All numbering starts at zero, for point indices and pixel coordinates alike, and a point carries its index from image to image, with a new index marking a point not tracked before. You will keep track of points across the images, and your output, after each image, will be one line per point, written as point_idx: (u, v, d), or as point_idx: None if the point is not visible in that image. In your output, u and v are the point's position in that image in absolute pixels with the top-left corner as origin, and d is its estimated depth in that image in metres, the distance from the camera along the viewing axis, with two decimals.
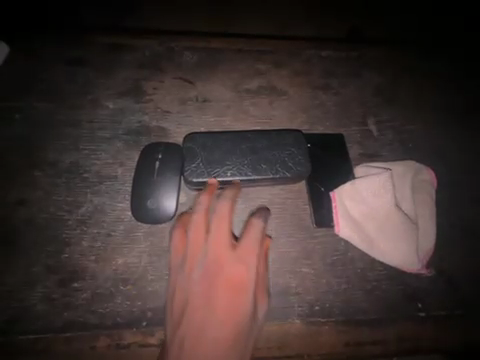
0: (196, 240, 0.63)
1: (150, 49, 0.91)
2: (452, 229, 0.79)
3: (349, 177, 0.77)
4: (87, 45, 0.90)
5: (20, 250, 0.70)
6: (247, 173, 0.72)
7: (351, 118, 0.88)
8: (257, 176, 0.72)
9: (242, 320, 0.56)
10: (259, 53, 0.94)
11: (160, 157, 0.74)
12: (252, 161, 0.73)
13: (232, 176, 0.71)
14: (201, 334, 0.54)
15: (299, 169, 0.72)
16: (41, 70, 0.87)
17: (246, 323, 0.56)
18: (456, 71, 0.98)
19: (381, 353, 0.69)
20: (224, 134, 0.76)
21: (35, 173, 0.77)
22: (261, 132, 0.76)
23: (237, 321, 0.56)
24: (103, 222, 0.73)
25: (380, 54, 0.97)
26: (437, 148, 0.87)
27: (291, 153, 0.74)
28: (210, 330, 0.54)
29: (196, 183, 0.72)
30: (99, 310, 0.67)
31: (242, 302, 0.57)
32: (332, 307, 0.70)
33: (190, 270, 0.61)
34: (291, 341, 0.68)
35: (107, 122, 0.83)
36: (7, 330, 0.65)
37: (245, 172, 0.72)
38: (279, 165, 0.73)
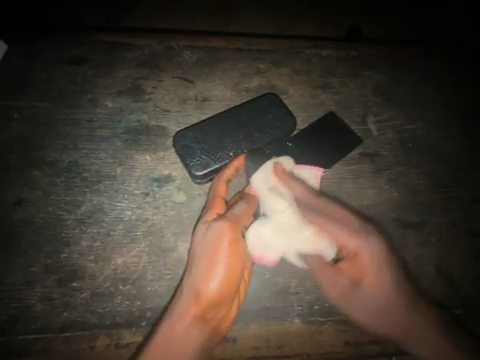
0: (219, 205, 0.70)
1: (150, 50, 0.91)
2: (453, 229, 0.79)
3: (335, 150, 0.82)
4: (86, 45, 0.90)
5: (19, 250, 0.70)
6: (246, 146, 0.78)
7: (351, 118, 0.88)
8: (256, 144, 0.79)
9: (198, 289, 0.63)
10: (260, 52, 0.93)
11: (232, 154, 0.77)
12: (244, 135, 0.79)
13: (236, 153, 0.78)
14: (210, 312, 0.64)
15: (288, 126, 0.81)
16: (40, 69, 0.86)
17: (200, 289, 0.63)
18: (457, 71, 0.98)
19: (381, 353, 0.69)
20: (208, 120, 0.81)
21: (34, 173, 0.76)
22: (238, 107, 0.82)
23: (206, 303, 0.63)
24: (103, 222, 0.73)
25: (380, 54, 0.97)
26: (438, 148, 0.87)
27: (274, 114, 0.81)
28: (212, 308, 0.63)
29: (206, 173, 0.76)
30: (98, 310, 0.67)
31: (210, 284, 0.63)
32: (331, 307, 0.70)
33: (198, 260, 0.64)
34: (291, 340, 0.68)
35: (105, 121, 0.82)
36: (6, 330, 0.65)
37: (244, 147, 0.78)
38: (268, 128, 0.80)
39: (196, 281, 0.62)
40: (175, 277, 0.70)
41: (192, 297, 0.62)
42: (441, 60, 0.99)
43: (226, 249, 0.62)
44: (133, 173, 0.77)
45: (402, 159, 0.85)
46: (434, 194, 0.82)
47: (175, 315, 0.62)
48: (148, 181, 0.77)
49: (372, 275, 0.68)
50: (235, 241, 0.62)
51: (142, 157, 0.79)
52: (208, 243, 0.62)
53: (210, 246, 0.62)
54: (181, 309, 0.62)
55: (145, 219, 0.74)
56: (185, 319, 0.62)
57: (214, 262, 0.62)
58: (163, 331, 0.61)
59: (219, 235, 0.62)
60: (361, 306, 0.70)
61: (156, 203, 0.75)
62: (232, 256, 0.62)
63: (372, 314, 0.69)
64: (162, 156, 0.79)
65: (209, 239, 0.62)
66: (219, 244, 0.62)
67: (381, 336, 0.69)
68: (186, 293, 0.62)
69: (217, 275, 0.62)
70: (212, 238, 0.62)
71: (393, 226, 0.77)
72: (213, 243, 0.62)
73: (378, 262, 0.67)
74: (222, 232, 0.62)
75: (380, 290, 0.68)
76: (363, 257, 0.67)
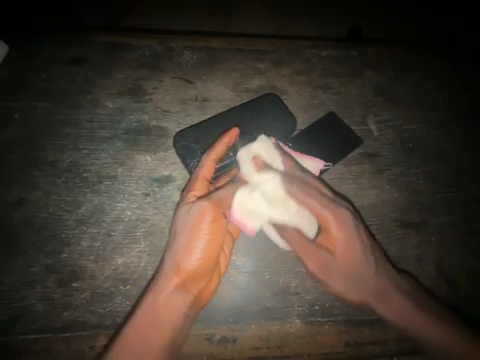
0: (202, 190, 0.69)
1: (150, 50, 0.91)
2: (453, 229, 0.79)
3: (335, 150, 0.82)
4: (86, 45, 0.90)
5: (19, 250, 0.70)
6: None
7: (351, 118, 0.88)
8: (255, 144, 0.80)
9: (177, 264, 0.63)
10: (259, 53, 0.94)
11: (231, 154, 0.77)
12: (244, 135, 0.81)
13: (234, 156, 0.77)
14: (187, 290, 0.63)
15: (287, 127, 0.82)
16: (40, 70, 0.86)
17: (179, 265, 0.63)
18: (457, 71, 0.98)
19: (381, 353, 0.69)
20: (208, 120, 0.82)
21: (34, 173, 0.77)
22: (238, 107, 0.83)
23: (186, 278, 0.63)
24: (103, 222, 0.73)
25: (380, 54, 0.97)
26: (438, 148, 0.87)
27: (273, 114, 0.82)
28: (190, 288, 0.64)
29: None
30: (98, 310, 0.67)
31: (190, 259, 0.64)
32: (331, 307, 0.70)
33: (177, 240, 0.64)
34: (291, 341, 0.68)
35: (106, 121, 0.83)
36: (7, 330, 0.65)
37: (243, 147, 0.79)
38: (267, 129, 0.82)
39: (177, 255, 0.63)
40: None
41: (174, 271, 0.63)
42: (441, 60, 0.99)
43: (206, 226, 0.64)
44: (133, 173, 0.78)
45: (402, 159, 0.84)
46: (434, 194, 0.82)
47: (158, 289, 0.61)
48: (148, 182, 0.77)
49: (343, 250, 0.67)
50: (218, 220, 0.65)
51: (142, 158, 0.79)
52: (189, 220, 0.64)
53: (192, 222, 0.64)
54: (164, 283, 0.62)
55: (145, 220, 0.74)
56: (169, 293, 0.62)
57: (195, 237, 0.64)
58: (146, 305, 0.60)
59: (201, 213, 0.64)
60: (338, 281, 0.68)
61: (156, 203, 0.75)
62: (212, 232, 0.64)
63: (347, 289, 0.68)
64: (162, 156, 0.79)
65: (191, 218, 0.64)
66: (201, 222, 0.64)
67: (380, 336, 0.69)
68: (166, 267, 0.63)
69: (197, 249, 0.64)
70: (195, 216, 0.64)
71: (393, 226, 0.77)
72: (195, 220, 0.64)
73: (355, 245, 0.67)
74: (203, 211, 0.64)
75: (355, 262, 0.67)
76: (335, 231, 0.66)
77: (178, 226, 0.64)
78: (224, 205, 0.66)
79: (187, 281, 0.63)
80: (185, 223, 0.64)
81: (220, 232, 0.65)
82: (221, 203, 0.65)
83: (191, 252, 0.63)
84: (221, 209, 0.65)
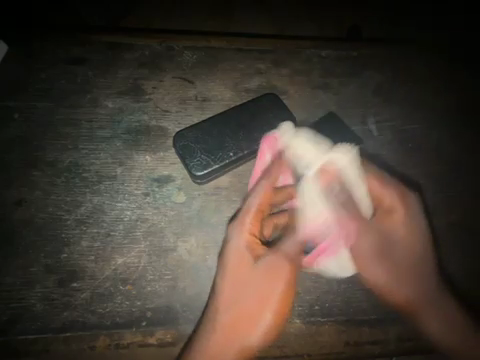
0: (255, 225, 0.67)
1: (150, 51, 0.91)
2: (453, 228, 0.79)
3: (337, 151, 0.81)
4: (86, 45, 0.90)
5: (19, 250, 0.70)
6: (245, 149, 0.78)
7: (351, 118, 0.88)
8: (256, 145, 0.78)
9: (238, 322, 0.64)
10: (259, 53, 0.94)
11: (232, 155, 0.77)
12: (245, 136, 0.79)
13: (235, 155, 0.78)
14: (241, 345, 0.64)
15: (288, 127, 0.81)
16: (40, 70, 0.86)
17: (242, 321, 0.64)
18: (456, 71, 0.99)
19: (382, 353, 0.69)
20: (208, 120, 0.81)
21: (34, 173, 0.76)
22: (239, 107, 0.82)
23: (242, 335, 0.64)
24: (103, 222, 0.73)
25: (380, 54, 0.97)
26: (438, 148, 0.87)
27: (274, 114, 0.81)
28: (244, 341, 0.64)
29: (206, 174, 0.76)
30: (98, 310, 0.67)
31: (254, 316, 0.64)
32: (331, 307, 0.70)
33: (246, 296, 0.64)
34: (291, 340, 0.68)
35: (106, 121, 0.82)
36: (7, 330, 0.65)
37: (244, 148, 0.78)
38: (269, 129, 0.80)
39: (233, 314, 0.64)
40: (175, 277, 0.70)
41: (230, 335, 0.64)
42: (440, 61, 0.99)
43: (276, 288, 0.64)
44: (133, 173, 0.77)
45: (402, 159, 0.85)
46: (434, 194, 0.82)
47: (208, 346, 0.63)
48: (148, 182, 0.77)
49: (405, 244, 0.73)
50: (287, 283, 0.64)
51: (142, 158, 0.79)
52: (258, 274, 0.64)
53: (262, 278, 0.64)
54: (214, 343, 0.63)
55: (145, 220, 0.74)
56: (218, 353, 0.63)
57: (259, 298, 0.64)
58: (197, 355, 0.62)
59: (272, 271, 0.64)
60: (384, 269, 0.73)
61: (155, 203, 0.75)
62: (281, 294, 0.64)
63: (394, 276, 0.73)
64: (162, 156, 0.79)
65: (257, 275, 0.64)
66: (270, 284, 0.64)
67: (381, 336, 0.69)
68: (219, 323, 0.64)
69: (260, 316, 0.64)
70: (263, 272, 0.64)
71: None
72: (262, 278, 0.64)
73: (417, 228, 0.73)
74: (277, 267, 0.64)
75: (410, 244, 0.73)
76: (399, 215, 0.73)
77: (239, 280, 0.65)
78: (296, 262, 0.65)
79: (236, 344, 0.64)
80: (250, 277, 0.64)
81: (285, 299, 0.65)
82: (293, 257, 0.65)
83: (250, 318, 0.64)
84: (293, 267, 0.65)
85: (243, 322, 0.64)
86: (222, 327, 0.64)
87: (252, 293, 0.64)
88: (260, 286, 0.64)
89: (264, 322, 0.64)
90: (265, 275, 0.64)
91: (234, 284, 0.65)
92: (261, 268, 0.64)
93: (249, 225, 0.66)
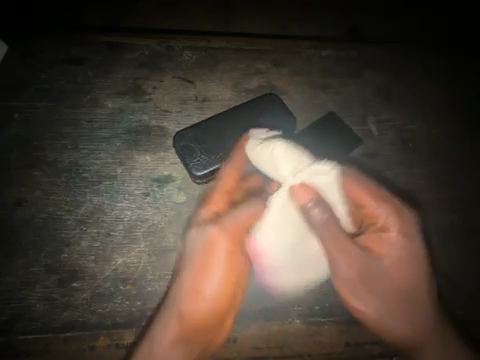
0: (219, 206, 0.68)
1: (150, 51, 0.91)
2: (454, 228, 0.79)
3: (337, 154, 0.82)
4: (86, 45, 0.90)
5: (19, 250, 0.70)
6: None
7: (351, 119, 0.88)
8: None
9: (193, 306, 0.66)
10: (259, 53, 0.94)
11: None
12: (245, 136, 0.79)
13: None
14: (195, 319, 0.66)
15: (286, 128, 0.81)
16: (40, 70, 0.86)
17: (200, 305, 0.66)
18: (456, 71, 0.98)
19: (382, 353, 0.69)
20: (208, 121, 0.81)
21: (35, 173, 0.76)
22: (239, 107, 0.83)
23: (193, 319, 0.66)
24: (103, 222, 0.73)
25: (380, 54, 0.97)
26: (438, 148, 0.87)
27: (274, 115, 0.82)
28: (204, 319, 0.66)
29: (206, 174, 0.76)
30: (99, 310, 0.67)
31: (202, 296, 0.66)
32: (331, 307, 0.70)
33: (195, 276, 0.65)
34: (290, 340, 0.68)
35: (106, 121, 0.82)
36: (7, 330, 0.65)
37: None
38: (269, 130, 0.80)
39: (181, 297, 0.65)
40: None
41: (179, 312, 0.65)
42: (440, 61, 0.99)
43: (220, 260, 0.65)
44: (133, 173, 0.77)
45: (403, 159, 0.85)
46: (434, 194, 0.82)
47: (145, 349, 0.64)
48: (148, 182, 0.77)
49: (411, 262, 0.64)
50: (231, 255, 0.64)
51: (142, 158, 0.79)
52: (198, 249, 0.65)
53: (202, 252, 0.65)
54: (160, 331, 0.64)
55: (145, 220, 0.74)
56: (164, 337, 0.65)
57: (207, 270, 0.65)
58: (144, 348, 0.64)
59: (210, 245, 0.64)
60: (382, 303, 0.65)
61: (156, 203, 0.75)
62: (230, 269, 0.65)
63: (385, 311, 0.65)
64: (162, 156, 0.79)
65: (200, 251, 0.65)
66: (211, 256, 0.65)
67: (382, 337, 0.69)
68: (169, 312, 0.65)
69: (206, 294, 0.66)
70: (200, 247, 0.65)
71: None
72: (203, 252, 0.65)
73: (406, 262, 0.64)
74: (216, 243, 0.64)
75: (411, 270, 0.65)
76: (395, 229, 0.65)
77: (187, 256, 0.66)
78: (237, 232, 0.63)
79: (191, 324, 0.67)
80: (198, 254, 0.65)
81: (228, 284, 0.65)
82: (234, 234, 0.64)
83: (198, 296, 0.66)
84: (233, 240, 0.64)
85: (197, 306, 0.66)
86: (178, 311, 0.65)
87: (203, 276, 0.65)
88: (203, 264, 0.65)
89: (217, 301, 0.65)
90: (219, 241, 0.64)
91: (189, 264, 0.65)
92: (209, 242, 0.64)
93: (214, 202, 0.68)
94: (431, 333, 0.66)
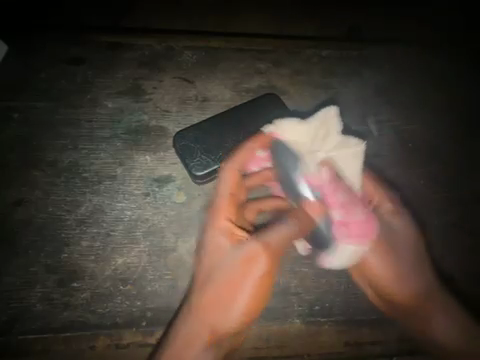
0: (228, 211, 0.67)
1: (150, 50, 0.91)
2: (454, 227, 0.79)
3: None
4: (86, 45, 0.91)
5: (19, 250, 0.70)
6: None
7: (351, 118, 0.88)
8: None
9: (225, 312, 0.64)
10: (259, 53, 0.94)
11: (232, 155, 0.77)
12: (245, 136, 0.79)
13: None
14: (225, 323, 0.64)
15: None
16: (39, 70, 0.86)
17: (232, 311, 0.64)
18: (456, 71, 0.99)
19: (383, 354, 0.68)
20: (208, 121, 0.81)
21: (34, 173, 0.76)
22: (239, 107, 0.83)
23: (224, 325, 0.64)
24: (103, 222, 0.73)
25: (379, 54, 0.97)
26: (438, 148, 0.87)
27: (274, 114, 0.82)
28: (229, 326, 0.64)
29: (205, 174, 0.76)
30: (98, 310, 0.67)
31: (232, 301, 0.64)
32: (331, 307, 0.70)
33: (224, 284, 0.64)
34: (291, 341, 0.68)
35: (106, 121, 0.82)
36: (7, 330, 0.65)
37: None
38: None
39: (213, 301, 0.64)
40: (174, 277, 0.69)
41: (206, 324, 0.64)
42: (440, 61, 0.99)
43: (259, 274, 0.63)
44: (133, 173, 0.77)
45: (402, 159, 0.85)
46: (434, 194, 0.82)
47: (183, 336, 0.63)
48: (148, 182, 0.77)
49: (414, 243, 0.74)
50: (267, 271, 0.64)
51: (142, 158, 0.79)
52: (235, 257, 0.63)
53: (239, 264, 0.63)
54: (190, 325, 0.64)
55: (145, 220, 0.74)
56: (197, 335, 0.64)
57: (232, 291, 0.63)
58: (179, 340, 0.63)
59: (249, 258, 0.63)
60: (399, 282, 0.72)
61: (156, 203, 0.75)
62: (263, 280, 0.64)
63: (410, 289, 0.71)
64: (162, 156, 0.79)
65: (229, 265, 0.64)
66: (249, 268, 0.63)
67: (382, 336, 0.69)
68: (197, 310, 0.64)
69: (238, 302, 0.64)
70: (240, 259, 0.63)
71: None
72: (229, 271, 0.64)
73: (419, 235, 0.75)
74: (254, 254, 0.63)
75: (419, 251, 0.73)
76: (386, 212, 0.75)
77: (214, 268, 0.65)
78: (276, 249, 0.63)
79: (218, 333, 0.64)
80: (223, 269, 0.64)
81: (263, 285, 0.64)
82: (274, 247, 0.63)
83: (231, 304, 0.64)
84: (271, 254, 0.63)
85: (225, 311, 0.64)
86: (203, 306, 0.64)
87: (241, 286, 0.63)
88: (245, 274, 0.63)
89: (247, 307, 0.64)
90: (252, 255, 0.63)
91: (206, 273, 0.65)
92: (257, 260, 0.63)
93: (225, 211, 0.67)
94: (436, 296, 0.72)
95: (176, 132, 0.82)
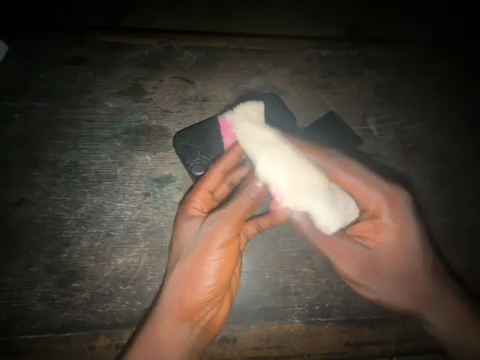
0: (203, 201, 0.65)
1: (150, 50, 0.91)
2: (454, 228, 0.79)
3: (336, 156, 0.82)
4: (86, 45, 0.90)
5: (19, 250, 0.70)
6: None
7: (351, 118, 0.88)
8: None
9: (191, 300, 0.59)
10: (259, 53, 0.93)
11: None
12: None
13: None
14: (195, 311, 0.59)
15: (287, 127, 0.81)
16: (39, 70, 0.86)
17: (197, 298, 0.59)
18: (457, 71, 0.98)
19: (381, 353, 0.70)
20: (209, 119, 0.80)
21: (34, 173, 0.76)
22: None
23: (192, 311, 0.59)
24: (103, 222, 0.73)
25: (380, 53, 0.97)
26: (438, 148, 0.87)
27: (275, 115, 0.81)
28: (195, 314, 0.60)
29: (205, 175, 0.76)
30: (98, 310, 0.67)
31: (197, 288, 0.59)
32: (331, 307, 0.70)
33: (190, 267, 0.59)
34: (290, 340, 0.68)
35: (106, 121, 0.82)
36: (7, 330, 0.65)
37: None
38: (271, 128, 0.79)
39: (180, 287, 0.59)
40: None
41: (174, 301, 0.59)
42: (440, 61, 0.99)
43: (217, 248, 0.58)
44: (133, 173, 0.77)
45: (402, 159, 0.85)
46: (435, 194, 0.82)
47: (149, 336, 0.60)
48: (148, 182, 0.77)
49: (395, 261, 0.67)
50: (230, 242, 0.59)
51: (142, 157, 0.79)
52: (199, 237, 0.59)
53: (199, 244, 0.59)
54: (161, 317, 0.60)
55: (145, 220, 0.74)
56: (166, 323, 0.60)
57: (200, 267, 0.58)
58: (148, 336, 0.60)
59: (209, 235, 0.58)
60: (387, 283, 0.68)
61: (156, 203, 0.75)
62: (226, 256, 0.59)
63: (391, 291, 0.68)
64: (162, 156, 0.79)
65: (190, 251, 0.59)
66: (208, 246, 0.58)
67: (382, 336, 0.70)
68: (169, 303, 0.59)
69: (203, 285, 0.59)
70: (201, 240, 0.59)
71: None
72: (194, 255, 0.59)
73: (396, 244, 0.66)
74: (214, 230, 0.58)
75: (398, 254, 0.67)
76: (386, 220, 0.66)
77: (181, 248, 0.61)
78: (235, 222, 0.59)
79: (187, 313, 0.59)
80: (186, 255, 0.60)
81: (231, 252, 0.59)
82: (234, 217, 0.59)
83: (195, 286, 0.58)
84: (234, 227, 0.59)
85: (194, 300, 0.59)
86: (167, 303, 0.59)
87: (207, 266, 0.58)
88: (203, 253, 0.58)
89: (213, 289, 0.59)
90: (209, 230, 0.59)
91: (176, 263, 0.60)
92: (216, 235, 0.58)
93: (199, 200, 0.65)
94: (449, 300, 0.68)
95: (176, 132, 0.81)
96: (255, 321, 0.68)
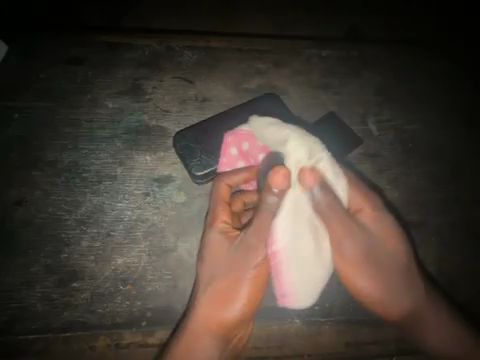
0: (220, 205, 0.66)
1: (150, 51, 0.91)
2: (453, 228, 0.80)
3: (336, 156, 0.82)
4: (86, 45, 0.90)
5: (19, 250, 0.70)
6: None
7: (351, 119, 0.88)
8: None
9: (224, 317, 0.59)
10: (259, 53, 0.93)
11: None
12: None
13: None
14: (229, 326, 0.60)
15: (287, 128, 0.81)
16: (39, 70, 0.86)
17: (229, 317, 0.59)
18: (456, 71, 0.98)
19: (381, 354, 0.69)
20: (209, 121, 0.81)
21: (34, 173, 0.76)
22: (239, 107, 0.83)
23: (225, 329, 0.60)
24: (103, 222, 0.73)
25: (379, 54, 0.97)
26: (438, 148, 0.87)
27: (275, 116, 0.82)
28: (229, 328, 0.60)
29: (205, 174, 0.76)
30: (98, 310, 0.67)
31: (229, 306, 0.59)
32: (331, 306, 0.70)
33: (223, 286, 0.59)
34: (290, 340, 0.68)
35: (106, 121, 0.82)
36: (7, 330, 0.65)
37: None
38: None
39: (213, 303, 0.60)
40: (175, 278, 0.69)
41: (209, 318, 0.60)
42: (440, 61, 0.99)
43: (249, 271, 0.57)
44: (133, 173, 0.77)
45: (402, 159, 0.85)
46: (434, 194, 0.82)
47: (182, 347, 0.61)
48: (148, 182, 0.77)
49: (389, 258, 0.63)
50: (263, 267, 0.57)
51: (142, 157, 0.79)
52: (232, 256, 0.59)
53: (232, 263, 0.58)
54: (194, 330, 0.61)
55: (145, 220, 0.74)
56: (200, 338, 0.61)
57: (233, 288, 0.58)
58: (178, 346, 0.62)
59: (241, 257, 0.57)
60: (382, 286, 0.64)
61: (156, 203, 0.75)
62: (259, 276, 0.57)
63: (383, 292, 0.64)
64: (162, 156, 0.79)
65: (225, 271, 0.58)
66: (241, 267, 0.57)
67: (382, 336, 0.70)
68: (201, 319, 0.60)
69: (236, 304, 0.58)
70: (232, 260, 0.58)
71: None
72: (228, 276, 0.58)
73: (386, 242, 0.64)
74: (246, 252, 0.57)
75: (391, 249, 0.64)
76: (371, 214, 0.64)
77: (214, 268, 0.60)
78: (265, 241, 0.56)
79: (221, 328, 0.60)
80: (220, 270, 0.59)
81: (263, 274, 0.57)
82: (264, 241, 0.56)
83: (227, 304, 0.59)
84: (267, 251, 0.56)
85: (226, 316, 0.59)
86: (202, 317, 0.60)
87: (241, 288, 0.58)
88: (235, 274, 0.58)
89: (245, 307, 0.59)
90: (243, 252, 0.57)
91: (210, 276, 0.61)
92: (248, 260, 0.56)
93: (219, 212, 0.65)
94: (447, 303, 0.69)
95: (176, 131, 0.82)
96: (256, 321, 0.68)
